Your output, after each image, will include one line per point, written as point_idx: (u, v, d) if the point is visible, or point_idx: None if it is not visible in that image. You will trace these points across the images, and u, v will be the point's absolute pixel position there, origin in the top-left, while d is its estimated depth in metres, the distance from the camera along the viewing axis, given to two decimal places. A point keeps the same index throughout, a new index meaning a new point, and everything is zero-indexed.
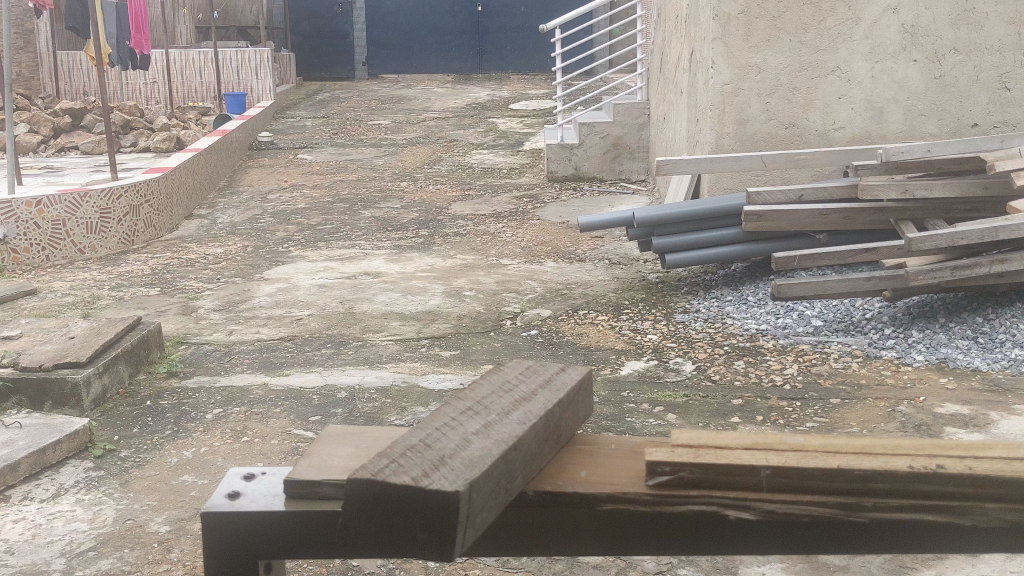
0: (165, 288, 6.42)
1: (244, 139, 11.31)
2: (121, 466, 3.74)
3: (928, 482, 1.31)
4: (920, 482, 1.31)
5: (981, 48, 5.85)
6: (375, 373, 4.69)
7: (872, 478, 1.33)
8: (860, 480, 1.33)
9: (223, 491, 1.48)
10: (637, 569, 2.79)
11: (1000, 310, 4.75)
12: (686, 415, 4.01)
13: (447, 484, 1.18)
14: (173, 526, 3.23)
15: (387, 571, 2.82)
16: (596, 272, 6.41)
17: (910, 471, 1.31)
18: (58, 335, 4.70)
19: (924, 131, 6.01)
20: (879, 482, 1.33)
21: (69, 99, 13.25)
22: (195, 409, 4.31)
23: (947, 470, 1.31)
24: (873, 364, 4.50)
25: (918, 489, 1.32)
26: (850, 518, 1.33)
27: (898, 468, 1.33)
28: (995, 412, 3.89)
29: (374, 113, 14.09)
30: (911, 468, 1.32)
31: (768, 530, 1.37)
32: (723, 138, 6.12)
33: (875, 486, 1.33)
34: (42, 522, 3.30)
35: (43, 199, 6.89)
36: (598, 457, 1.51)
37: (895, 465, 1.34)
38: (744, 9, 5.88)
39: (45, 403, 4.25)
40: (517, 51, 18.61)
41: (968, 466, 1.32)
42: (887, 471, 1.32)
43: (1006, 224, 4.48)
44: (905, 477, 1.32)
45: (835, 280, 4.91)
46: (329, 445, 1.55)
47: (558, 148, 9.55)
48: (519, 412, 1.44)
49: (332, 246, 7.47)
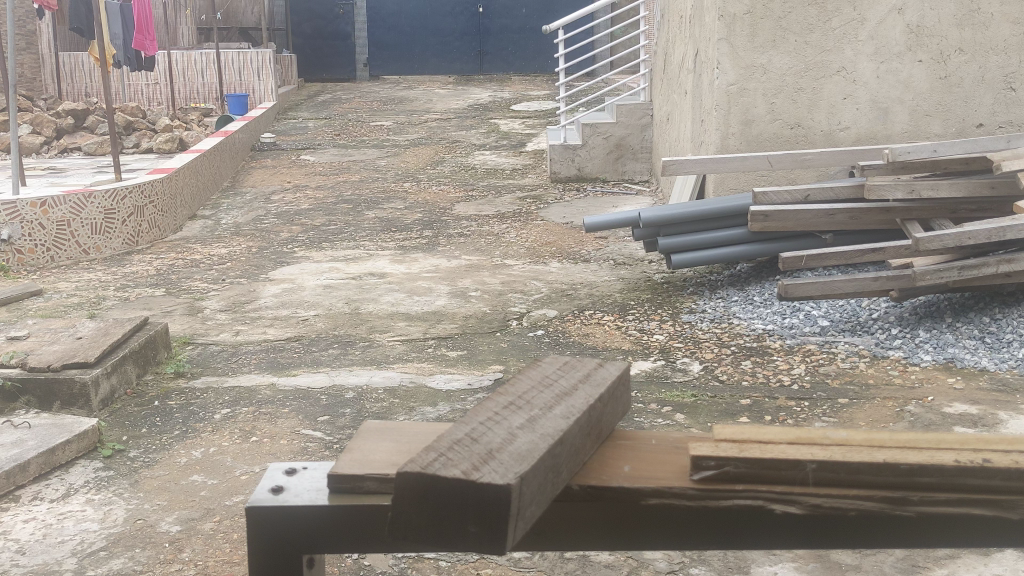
0: (171, 288, 6.43)
1: (246, 139, 11.31)
2: (131, 466, 3.74)
3: (975, 476, 1.32)
4: (967, 476, 1.32)
5: (986, 49, 5.86)
6: (383, 374, 4.69)
7: (919, 473, 1.33)
8: (907, 475, 1.34)
9: (266, 486, 1.49)
10: (649, 569, 2.80)
11: (1007, 310, 4.76)
12: (694, 415, 4.02)
13: (498, 477, 1.19)
14: (183, 526, 3.23)
15: (400, 570, 2.83)
16: (601, 273, 6.42)
17: (955, 465, 1.32)
18: (66, 335, 4.70)
19: (930, 131, 6.03)
20: (926, 476, 1.33)
21: (70, 100, 13.30)
22: (203, 409, 4.31)
23: (993, 463, 1.32)
24: (881, 364, 4.51)
25: (965, 483, 1.33)
26: (896, 512, 1.34)
27: (945, 462, 1.33)
28: (1003, 411, 3.90)
29: (376, 114, 14.11)
30: (957, 462, 1.33)
31: (813, 526, 1.37)
32: (728, 137, 6.13)
33: (923, 480, 1.34)
34: (52, 522, 3.30)
35: (48, 199, 6.89)
36: (640, 452, 1.51)
37: (941, 459, 1.34)
38: (749, 10, 5.89)
39: (54, 403, 4.25)
40: (518, 52, 18.63)
41: (1016, 461, 1.32)
42: (934, 465, 1.33)
43: (1012, 224, 4.49)
44: (952, 471, 1.32)
45: (842, 279, 4.91)
46: (369, 441, 1.55)
47: (561, 148, 9.57)
48: (562, 407, 1.45)
49: (337, 247, 7.49)
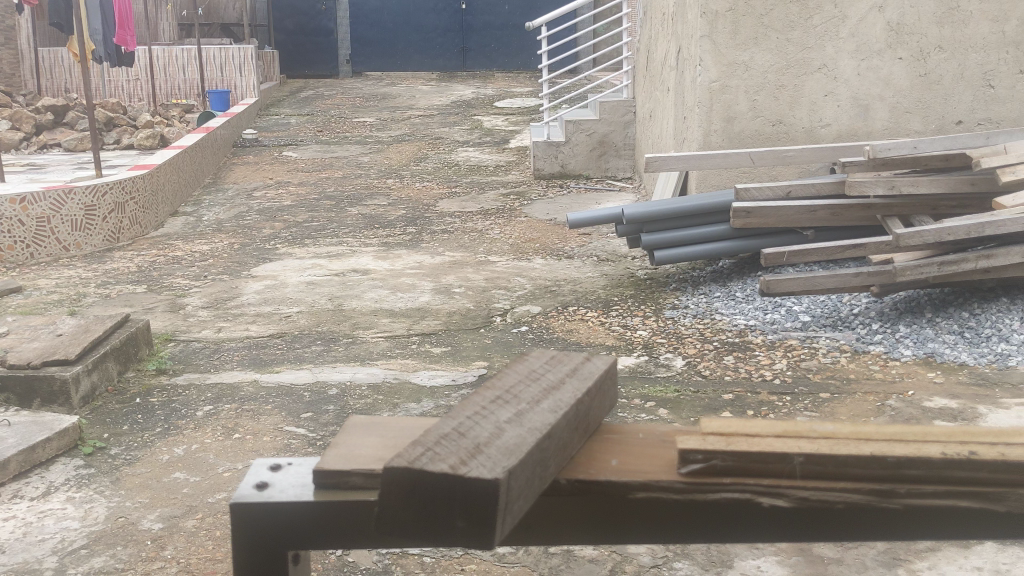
0: (152, 285, 6.39)
1: (228, 136, 11.25)
2: (112, 464, 3.72)
3: (961, 469, 1.33)
4: (954, 468, 1.33)
5: (966, 47, 5.90)
6: (366, 370, 4.68)
7: (905, 465, 1.34)
8: (894, 467, 1.35)
9: (251, 482, 1.48)
10: (632, 563, 2.81)
11: (987, 306, 4.80)
12: (678, 410, 4.04)
13: (486, 472, 1.19)
14: (165, 524, 3.21)
15: (384, 567, 2.83)
16: (584, 269, 6.43)
17: (942, 458, 1.34)
18: (46, 332, 4.66)
19: (910, 128, 6.07)
20: (913, 469, 1.35)
21: (50, 95, 13.19)
22: (185, 406, 4.29)
23: (979, 456, 1.33)
24: (862, 359, 4.54)
25: (952, 476, 1.34)
26: (883, 504, 1.35)
27: (931, 455, 1.35)
28: (983, 405, 3.94)
29: (359, 111, 14.07)
30: (944, 455, 1.34)
31: (802, 518, 1.38)
32: (711, 134, 6.16)
33: (909, 473, 1.35)
34: (32, 520, 3.27)
35: (27, 196, 6.84)
36: (628, 446, 1.52)
37: (927, 451, 1.36)
38: (731, 7, 5.92)
39: (34, 401, 4.22)
40: (501, 48, 18.60)
41: (1002, 453, 1.34)
42: (921, 457, 1.34)
43: (992, 220, 4.53)
44: (938, 463, 1.34)
45: (824, 275, 4.94)
46: (355, 436, 1.55)
47: (544, 145, 9.57)
48: (549, 401, 1.45)
49: (320, 243, 7.46)
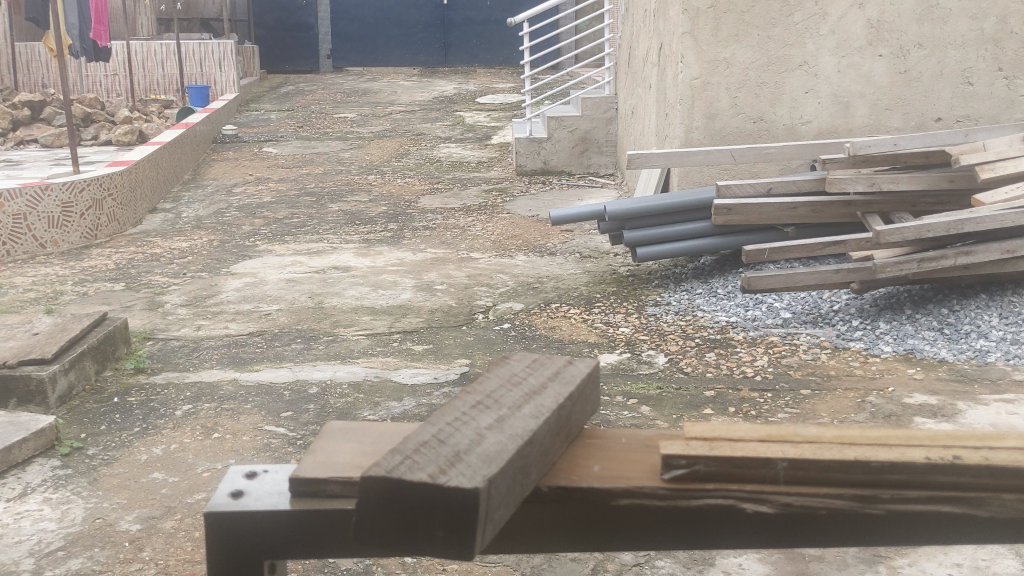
0: (131, 283, 6.32)
1: (208, 132, 11.15)
2: (89, 465, 3.67)
3: (945, 473, 1.33)
4: (938, 473, 1.32)
5: (945, 44, 5.90)
6: (347, 369, 4.64)
7: (888, 471, 1.34)
8: (877, 472, 1.34)
9: (226, 490, 1.46)
10: (614, 562, 2.80)
11: (966, 302, 4.82)
12: (659, 407, 4.03)
13: (465, 480, 1.17)
14: (143, 525, 3.17)
15: (364, 568, 2.80)
16: (567, 266, 6.42)
17: (926, 462, 1.33)
18: (22, 331, 4.59)
19: (890, 125, 6.08)
20: (896, 474, 1.34)
21: (27, 91, 13.04)
22: (164, 405, 4.24)
23: (962, 461, 1.32)
24: (842, 355, 4.55)
25: (935, 480, 1.33)
26: (866, 510, 1.35)
27: (915, 459, 1.34)
28: (962, 402, 3.95)
29: (340, 106, 13.97)
30: (927, 459, 1.33)
31: (785, 524, 1.37)
32: (692, 131, 6.17)
33: (892, 478, 1.34)
34: (8, 522, 3.22)
35: (2, 192, 6.75)
36: (611, 451, 1.50)
37: (911, 456, 1.35)
38: (712, 4, 5.92)
39: (10, 401, 4.16)
40: (483, 44, 18.52)
41: (984, 458, 1.33)
42: (904, 462, 1.33)
43: (971, 216, 4.56)
44: (922, 468, 1.33)
45: (805, 272, 4.94)
46: (332, 442, 1.53)
47: (526, 141, 9.54)
48: (530, 406, 1.43)
49: (300, 240, 7.40)
